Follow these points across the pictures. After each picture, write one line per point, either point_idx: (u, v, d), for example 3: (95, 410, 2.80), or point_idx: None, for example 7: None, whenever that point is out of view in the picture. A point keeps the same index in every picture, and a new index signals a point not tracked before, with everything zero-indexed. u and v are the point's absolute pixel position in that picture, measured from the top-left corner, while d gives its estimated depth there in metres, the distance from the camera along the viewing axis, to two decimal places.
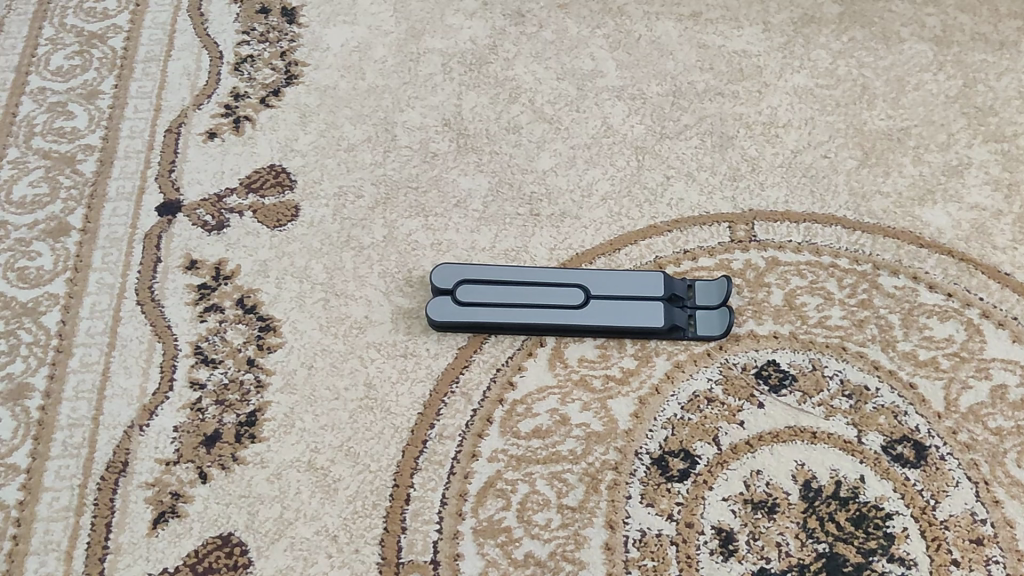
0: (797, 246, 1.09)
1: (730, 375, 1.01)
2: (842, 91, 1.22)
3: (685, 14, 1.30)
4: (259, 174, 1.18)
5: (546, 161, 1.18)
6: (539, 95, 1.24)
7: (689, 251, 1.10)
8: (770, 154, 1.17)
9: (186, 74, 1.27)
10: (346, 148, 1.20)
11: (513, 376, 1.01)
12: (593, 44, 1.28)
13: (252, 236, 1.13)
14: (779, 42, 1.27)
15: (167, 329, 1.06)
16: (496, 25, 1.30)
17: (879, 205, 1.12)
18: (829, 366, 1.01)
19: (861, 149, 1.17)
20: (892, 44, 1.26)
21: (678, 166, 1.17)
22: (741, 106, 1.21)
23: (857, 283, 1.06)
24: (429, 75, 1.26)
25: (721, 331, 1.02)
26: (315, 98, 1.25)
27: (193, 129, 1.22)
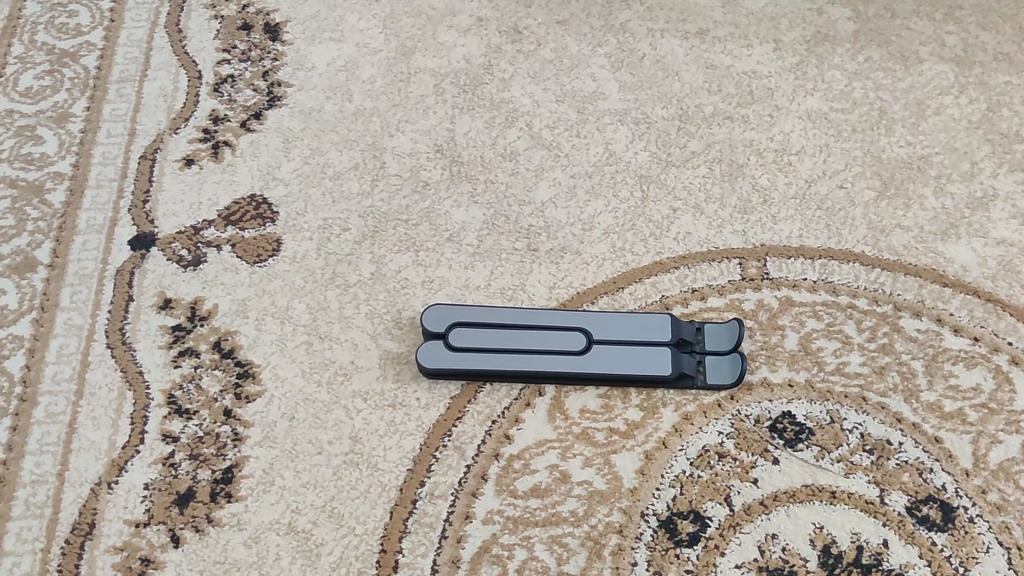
0: (813, 284, 1.02)
1: (742, 428, 0.94)
2: (858, 115, 1.15)
3: (691, 31, 1.23)
4: (239, 205, 1.11)
5: (545, 191, 1.11)
6: (537, 119, 1.17)
7: (697, 289, 1.03)
8: (783, 184, 1.10)
9: (163, 95, 1.20)
10: (332, 176, 1.13)
11: (510, 428, 0.94)
12: (594, 64, 1.21)
13: (231, 273, 1.06)
14: (792, 62, 1.20)
15: (139, 375, 0.99)
16: (491, 42, 1.23)
17: (900, 240, 1.05)
18: (849, 418, 0.94)
19: (879, 178, 1.10)
20: (911, 65, 1.19)
21: (686, 197, 1.10)
22: (752, 132, 1.14)
23: (877, 326, 1.00)
24: (420, 97, 1.19)
25: (733, 378, 0.95)
26: (299, 121, 1.17)
27: (169, 154, 1.15)
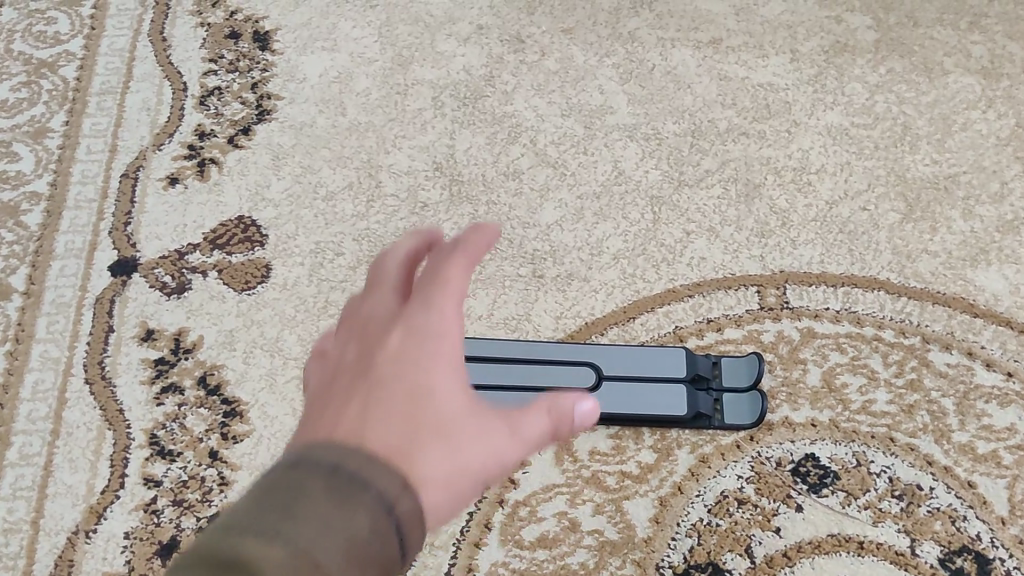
0: (835, 314, 0.96)
1: (763, 472, 0.88)
2: (881, 132, 1.09)
3: (703, 40, 1.16)
4: (226, 227, 1.05)
5: (551, 213, 1.05)
6: (542, 134, 1.10)
7: (713, 319, 0.97)
8: (803, 206, 1.04)
9: (145, 108, 1.13)
10: (325, 197, 1.07)
11: (515, 472, 0.89)
12: (602, 75, 1.15)
13: (217, 302, 1.00)
14: (810, 74, 1.13)
15: (119, 413, 0.93)
16: (493, 52, 1.17)
17: (927, 267, 0.99)
18: (876, 461, 0.88)
19: (904, 200, 1.04)
20: (935, 77, 1.13)
21: (700, 219, 1.03)
22: (769, 149, 1.08)
23: (905, 359, 0.94)
24: (418, 110, 1.13)
25: (753, 419, 0.89)
26: (290, 137, 1.11)
27: (152, 173, 1.09)
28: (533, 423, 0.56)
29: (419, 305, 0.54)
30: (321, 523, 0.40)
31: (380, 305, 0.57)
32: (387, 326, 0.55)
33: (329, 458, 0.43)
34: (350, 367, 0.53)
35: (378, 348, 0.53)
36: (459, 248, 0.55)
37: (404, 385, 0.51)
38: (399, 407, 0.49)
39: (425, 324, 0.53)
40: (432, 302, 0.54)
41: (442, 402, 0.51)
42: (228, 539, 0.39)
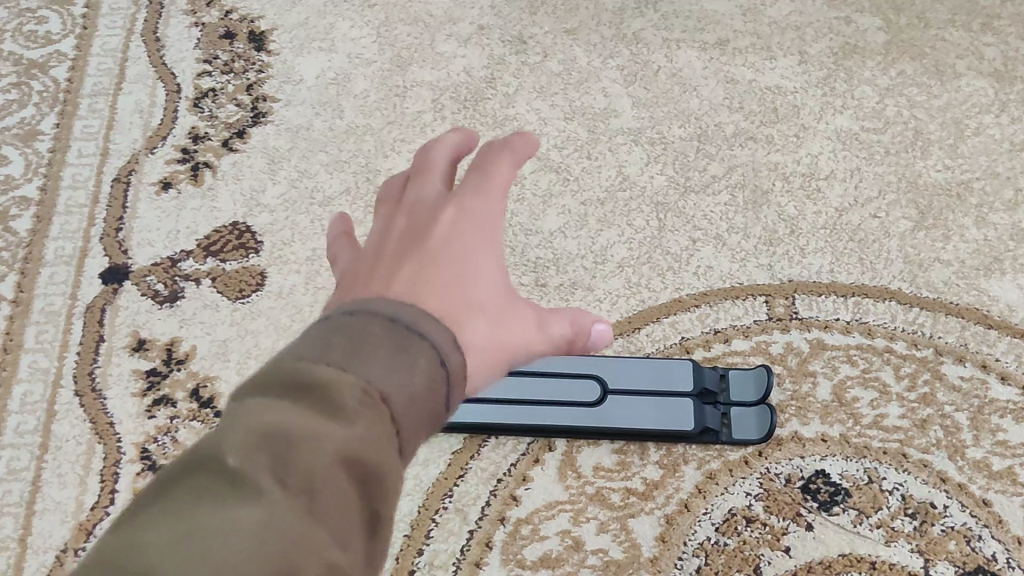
0: (846, 325, 0.94)
1: (772, 489, 0.85)
2: (892, 136, 1.06)
3: (710, 42, 1.14)
4: (220, 234, 1.02)
5: (553, 219, 1.02)
6: (544, 138, 1.08)
7: (720, 330, 0.94)
8: (812, 213, 1.01)
9: (138, 110, 1.11)
10: (322, 202, 1.04)
11: (517, 489, 0.86)
12: (606, 77, 1.12)
13: (211, 311, 0.97)
14: (819, 76, 1.11)
15: (109, 427, 0.91)
16: (494, 53, 1.14)
17: (939, 276, 0.97)
18: (888, 478, 0.86)
19: (916, 207, 1.01)
20: (947, 80, 1.10)
21: (706, 226, 1.01)
22: (777, 154, 1.06)
23: (917, 372, 0.91)
24: (417, 113, 1.10)
25: (761, 435, 0.87)
26: (286, 140, 1.08)
27: (145, 177, 1.06)
28: (560, 322, 0.62)
29: (463, 201, 0.61)
30: (390, 356, 0.43)
31: (423, 183, 0.64)
32: (428, 216, 0.60)
33: (387, 309, 0.47)
34: (393, 245, 0.58)
35: (422, 231, 0.59)
36: (500, 149, 0.64)
37: (447, 266, 0.56)
38: (442, 282, 0.54)
39: (471, 207, 0.60)
40: (479, 195, 0.61)
41: (480, 283, 0.56)
42: (304, 362, 0.41)
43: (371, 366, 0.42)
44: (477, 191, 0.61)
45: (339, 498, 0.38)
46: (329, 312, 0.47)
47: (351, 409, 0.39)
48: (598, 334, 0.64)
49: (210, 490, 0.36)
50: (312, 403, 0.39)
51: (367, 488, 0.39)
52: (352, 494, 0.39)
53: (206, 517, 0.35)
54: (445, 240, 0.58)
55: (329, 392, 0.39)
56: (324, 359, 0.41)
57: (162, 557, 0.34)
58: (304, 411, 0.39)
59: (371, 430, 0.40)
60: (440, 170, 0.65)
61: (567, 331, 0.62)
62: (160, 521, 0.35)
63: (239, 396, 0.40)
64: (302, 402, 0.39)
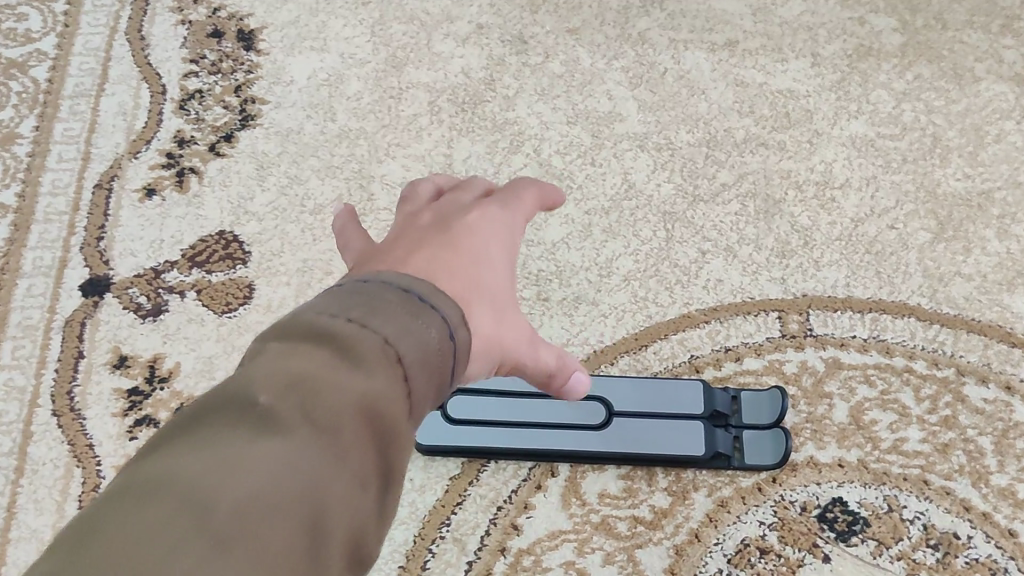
0: (863, 343, 0.90)
1: (787, 518, 0.81)
2: (909, 142, 1.02)
3: (719, 42, 1.09)
4: (206, 243, 0.97)
5: (556, 229, 0.98)
6: (546, 143, 1.03)
7: (731, 348, 0.90)
8: (826, 223, 0.97)
9: (121, 113, 1.06)
10: (313, 210, 0.99)
11: (517, 517, 0.82)
12: (611, 79, 1.07)
13: (196, 325, 0.92)
14: (832, 80, 1.06)
15: (88, 448, 0.86)
16: (494, 54, 1.09)
17: (960, 291, 0.92)
18: (909, 506, 0.82)
19: (934, 218, 0.97)
20: (965, 84, 1.05)
21: (716, 237, 0.96)
22: (789, 161, 1.01)
23: (938, 394, 0.87)
24: (412, 117, 1.05)
25: (776, 460, 0.83)
26: (276, 144, 1.03)
27: (128, 183, 1.01)
28: (550, 352, 0.63)
29: (486, 208, 0.65)
30: (406, 318, 0.45)
31: (455, 193, 0.68)
32: (450, 213, 0.64)
33: (405, 279, 0.50)
34: (413, 230, 0.61)
35: (444, 224, 0.62)
36: (530, 182, 0.70)
37: (461, 250, 0.58)
38: (457, 264, 0.57)
39: (493, 217, 0.64)
40: (500, 209, 0.66)
41: (491, 274, 0.58)
42: (326, 315, 0.44)
43: (387, 325, 0.44)
44: (501, 207, 0.66)
45: (356, 444, 0.41)
46: (346, 276, 0.50)
47: (368, 360, 0.42)
48: (577, 380, 0.65)
49: (239, 428, 0.39)
50: (332, 351, 0.42)
51: (379, 438, 0.42)
52: (366, 441, 0.42)
53: (238, 450, 0.38)
54: (463, 232, 0.61)
55: (348, 343, 0.42)
56: (344, 314, 0.44)
57: (204, 481, 0.37)
58: (326, 357, 0.42)
59: (386, 383, 0.43)
60: (476, 188, 0.70)
61: (552, 364, 0.63)
62: (198, 452, 0.38)
63: (262, 342, 0.43)
64: (324, 350, 0.42)
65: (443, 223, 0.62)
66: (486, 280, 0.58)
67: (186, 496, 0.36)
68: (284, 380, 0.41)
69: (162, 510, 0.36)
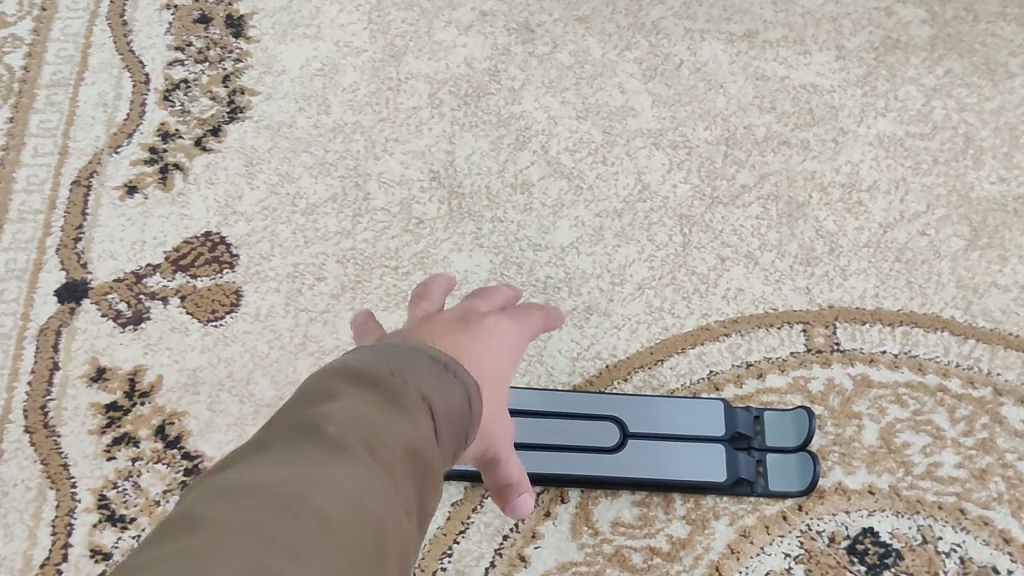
0: (893, 359, 0.84)
1: (814, 549, 0.76)
2: (940, 142, 0.94)
3: (737, 33, 1.01)
4: (190, 245, 0.91)
5: (565, 233, 0.91)
6: (555, 140, 0.96)
7: (753, 363, 0.85)
8: (853, 228, 0.91)
9: (101, 104, 0.99)
10: (305, 210, 0.93)
11: (525, 547, 0.76)
12: (623, 71, 1.00)
13: (179, 334, 0.87)
14: (858, 74, 0.99)
15: (63, 469, 0.81)
16: (498, 42, 1.01)
17: (997, 303, 0.86)
18: (945, 538, 0.77)
19: (968, 223, 0.90)
20: (999, 80, 0.98)
21: (736, 243, 0.90)
22: (813, 161, 0.94)
23: (974, 415, 0.82)
24: (411, 110, 0.98)
25: (803, 487, 0.77)
26: (266, 139, 0.97)
27: (108, 179, 0.95)
28: (516, 468, 0.67)
29: (506, 315, 0.69)
30: (439, 379, 0.50)
31: (477, 299, 0.73)
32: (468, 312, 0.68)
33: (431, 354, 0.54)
34: (434, 316, 0.64)
35: (463, 315, 0.66)
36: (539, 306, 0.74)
37: (479, 345, 0.62)
38: (472, 357, 0.60)
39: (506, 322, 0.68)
40: (519, 321, 0.70)
41: (501, 368, 0.62)
42: (371, 365, 0.47)
43: (424, 381, 0.49)
44: (518, 318, 0.70)
45: (405, 475, 0.44)
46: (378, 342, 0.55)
47: (410, 408, 0.46)
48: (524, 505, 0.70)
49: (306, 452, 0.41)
50: (380, 396, 0.46)
51: (420, 476, 0.45)
52: (413, 476, 0.45)
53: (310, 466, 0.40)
54: (481, 329, 0.64)
55: (394, 394, 0.46)
56: (386, 366, 0.48)
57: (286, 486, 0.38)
58: (375, 400, 0.45)
59: (424, 428, 0.46)
60: (499, 297, 0.74)
61: (516, 475, 0.68)
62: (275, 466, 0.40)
63: (308, 386, 0.46)
64: (373, 394, 0.45)
65: (461, 316, 0.65)
66: (497, 372, 0.62)
67: (280, 498, 0.38)
68: (342, 413, 0.44)
69: (260, 507, 0.37)
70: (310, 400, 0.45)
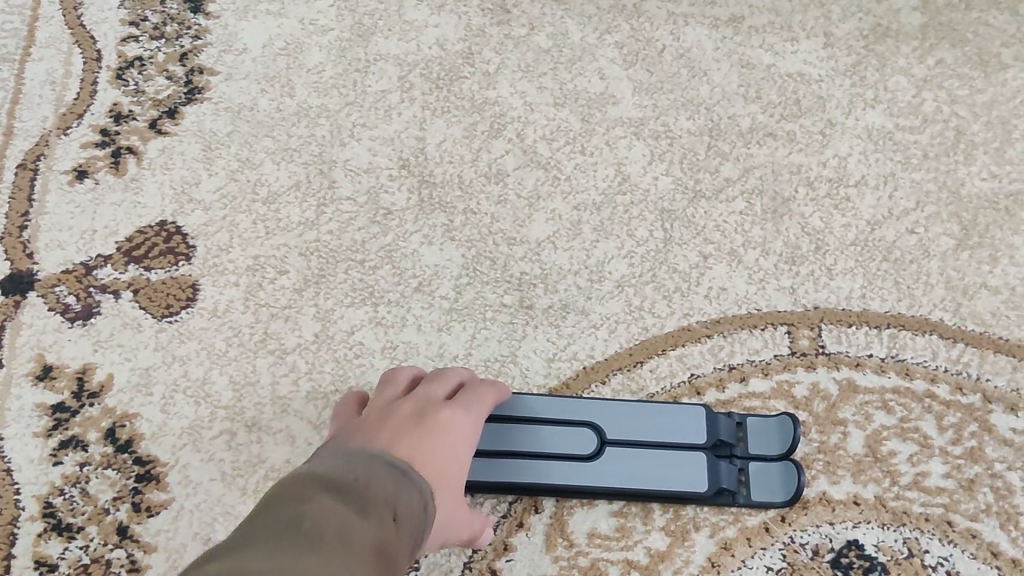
0: (880, 363, 0.81)
1: (797, 563, 0.74)
2: (930, 136, 0.91)
3: (722, 18, 0.97)
4: (144, 234, 0.86)
5: (541, 227, 0.87)
6: (531, 127, 0.92)
7: (736, 366, 0.81)
8: (840, 226, 0.87)
9: (50, 82, 0.93)
10: (267, 198, 0.88)
11: (496, 560, 0.74)
12: (602, 56, 0.95)
13: (132, 330, 0.82)
14: (847, 62, 0.95)
15: (6, 475, 0.76)
16: (472, 23, 0.97)
17: (987, 305, 0.83)
18: (931, 551, 0.74)
19: (958, 221, 0.87)
20: (991, 72, 0.94)
21: (719, 240, 0.87)
22: (800, 155, 0.90)
23: (963, 422, 0.79)
24: (381, 93, 0.93)
25: (786, 496, 0.74)
26: (226, 122, 0.91)
27: (56, 163, 0.89)
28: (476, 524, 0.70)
29: (456, 406, 0.70)
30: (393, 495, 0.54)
31: (434, 383, 0.73)
32: (426, 404, 0.70)
33: (384, 468, 0.57)
34: (393, 414, 0.68)
35: (417, 411, 0.69)
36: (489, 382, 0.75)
37: (431, 447, 0.66)
38: (420, 465, 0.63)
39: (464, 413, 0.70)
40: (469, 409, 0.71)
41: (455, 463, 0.66)
42: (336, 480, 0.53)
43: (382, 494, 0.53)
44: (467, 405, 0.71)
45: (376, 559, 0.47)
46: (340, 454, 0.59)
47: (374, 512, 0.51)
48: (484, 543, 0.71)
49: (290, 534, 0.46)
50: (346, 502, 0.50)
51: (387, 571, 0.48)
52: (381, 569, 0.48)
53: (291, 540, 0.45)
54: (428, 429, 0.67)
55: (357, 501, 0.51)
56: (349, 480, 0.53)
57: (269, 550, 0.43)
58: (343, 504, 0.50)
59: (388, 526, 0.50)
60: (452, 376, 0.74)
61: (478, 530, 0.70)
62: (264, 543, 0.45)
63: (285, 492, 0.51)
64: (341, 499, 0.50)
65: (416, 414, 0.68)
66: (442, 474, 0.65)
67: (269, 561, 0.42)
68: (316, 512, 0.48)
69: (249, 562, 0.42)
70: (284, 504, 0.49)
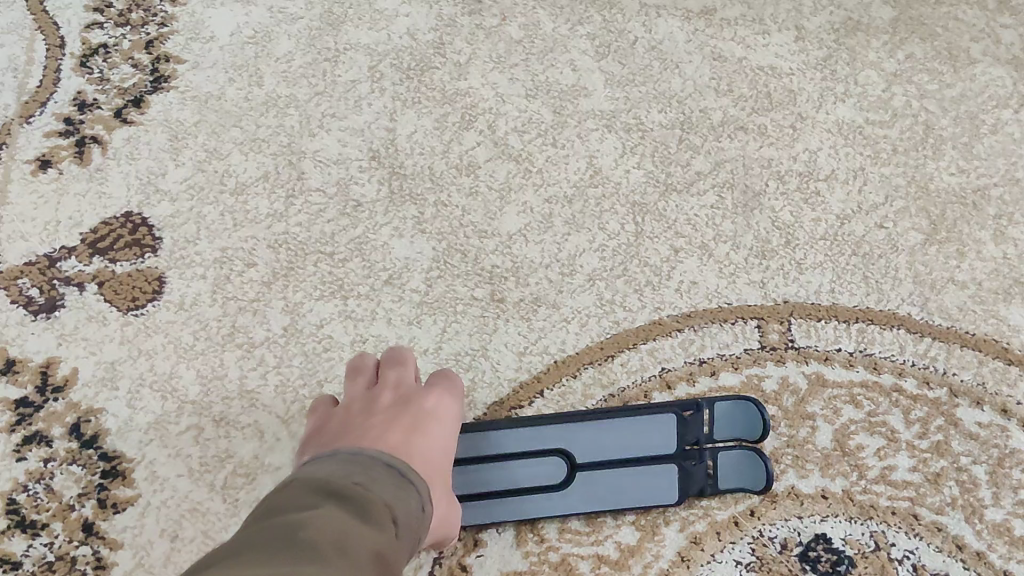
0: (848, 357, 0.82)
1: (766, 557, 0.74)
2: (900, 131, 0.91)
3: (693, 10, 0.97)
4: (109, 227, 0.85)
5: (513, 219, 0.87)
6: (502, 118, 0.91)
7: (706, 361, 0.81)
8: (810, 220, 0.87)
9: (12, 69, 0.91)
10: (234, 189, 0.87)
11: (467, 556, 0.73)
12: (574, 47, 0.95)
13: (97, 324, 0.81)
14: (818, 56, 0.95)
15: None
16: (443, 13, 0.96)
17: (954, 300, 0.84)
18: (898, 544, 0.75)
19: (926, 216, 0.88)
20: (960, 66, 0.94)
21: (690, 233, 0.87)
22: (771, 148, 0.90)
23: (929, 416, 0.80)
24: (350, 83, 0.92)
25: (755, 482, 0.75)
26: (192, 111, 0.90)
27: (18, 153, 0.88)
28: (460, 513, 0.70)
29: (438, 392, 0.71)
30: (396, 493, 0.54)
31: (404, 369, 0.73)
32: (407, 393, 0.70)
33: (383, 463, 0.57)
34: (378, 405, 0.68)
35: (401, 400, 0.69)
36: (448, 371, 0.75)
37: (425, 433, 0.66)
38: (419, 451, 0.64)
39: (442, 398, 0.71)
40: (448, 396, 0.71)
41: (447, 450, 0.67)
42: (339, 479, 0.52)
43: (386, 494, 0.53)
44: (446, 390, 0.72)
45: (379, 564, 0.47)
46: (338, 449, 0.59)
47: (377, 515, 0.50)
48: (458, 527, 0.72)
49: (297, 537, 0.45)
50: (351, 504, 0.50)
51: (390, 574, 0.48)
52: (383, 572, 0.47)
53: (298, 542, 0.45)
54: (419, 416, 0.67)
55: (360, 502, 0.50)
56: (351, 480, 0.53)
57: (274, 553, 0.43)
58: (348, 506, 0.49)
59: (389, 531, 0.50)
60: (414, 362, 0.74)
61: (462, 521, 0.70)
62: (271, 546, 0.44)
63: (289, 494, 0.50)
64: (346, 503, 0.50)
65: (402, 402, 0.69)
66: (438, 462, 0.65)
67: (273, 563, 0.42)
68: (320, 517, 0.47)
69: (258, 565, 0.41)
70: (289, 509, 0.48)
